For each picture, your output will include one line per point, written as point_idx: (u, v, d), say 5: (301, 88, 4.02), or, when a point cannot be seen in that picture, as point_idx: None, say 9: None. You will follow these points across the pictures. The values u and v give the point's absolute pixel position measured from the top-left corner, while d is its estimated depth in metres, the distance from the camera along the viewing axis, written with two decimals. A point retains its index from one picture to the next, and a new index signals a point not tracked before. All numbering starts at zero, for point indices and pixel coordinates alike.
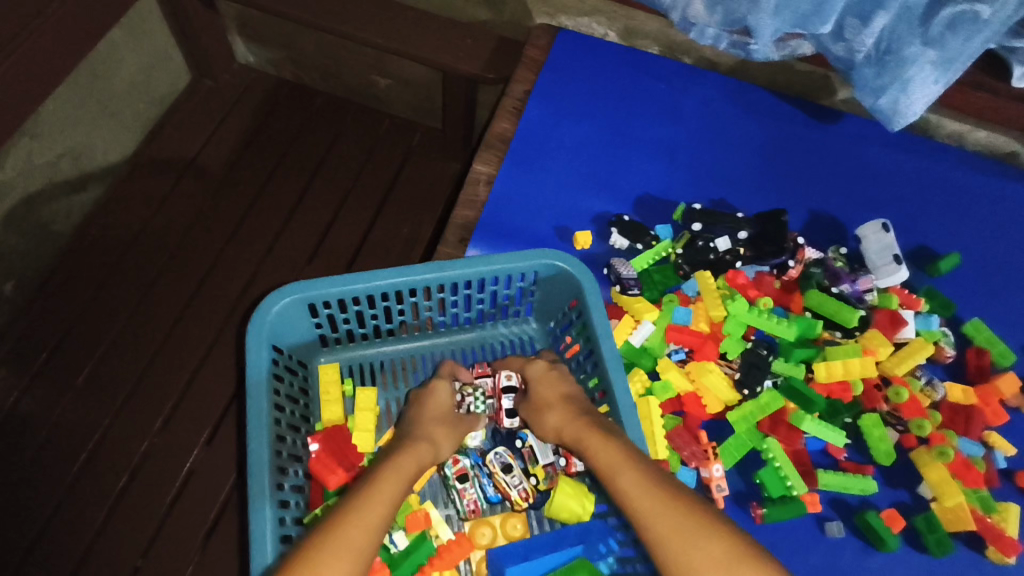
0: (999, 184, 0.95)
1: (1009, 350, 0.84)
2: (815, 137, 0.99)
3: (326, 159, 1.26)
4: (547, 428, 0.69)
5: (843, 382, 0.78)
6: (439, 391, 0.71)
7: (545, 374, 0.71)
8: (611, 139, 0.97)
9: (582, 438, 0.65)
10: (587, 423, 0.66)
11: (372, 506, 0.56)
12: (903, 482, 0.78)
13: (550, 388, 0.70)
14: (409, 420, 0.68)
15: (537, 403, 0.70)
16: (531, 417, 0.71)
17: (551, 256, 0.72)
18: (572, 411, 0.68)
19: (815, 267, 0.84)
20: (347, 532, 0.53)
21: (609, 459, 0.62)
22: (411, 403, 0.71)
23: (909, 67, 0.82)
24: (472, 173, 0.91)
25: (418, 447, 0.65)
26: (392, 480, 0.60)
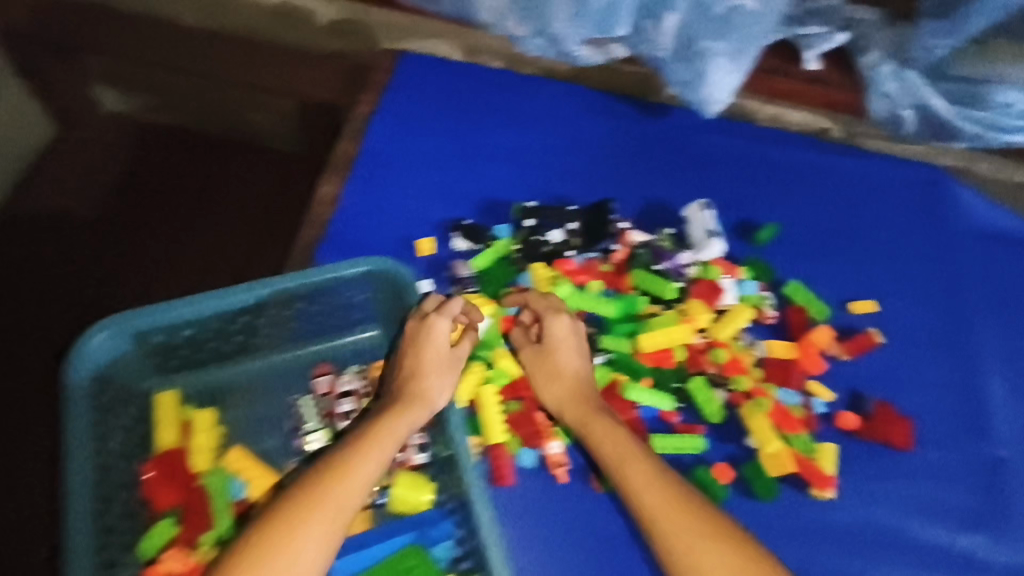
0: (805, 156, 1.09)
1: (824, 305, 0.95)
2: (649, 128, 1.09)
3: (204, 193, 1.28)
4: (546, 396, 0.79)
5: (665, 351, 0.85)
6: (434, 331, 0.74)
7: (568, 338, 0.80)
8: (457, 148, 1.04)
9: (590, 425, 0.75)
10: (593, 408, 0.76)
11: (360, 472, 0.66)
12: (733, 437, 0.84)
13: (567, 358, 0.79)
14: (406, 370, 0.73)
15: (551, 368, 0.79)
16: (542, 372, 0.79)
17: (370, 263, 0.76)
18: (583, 396, 0.77)
19: (641, 248, 0.90)
20: (338, 496, 0.64)
21: (618, 450, 0.73)
22: (407, 346, 0.75)
23: (704, 60, 0.95)
24: (319, 193, 0.96)
25: (412, 406, 0.72)
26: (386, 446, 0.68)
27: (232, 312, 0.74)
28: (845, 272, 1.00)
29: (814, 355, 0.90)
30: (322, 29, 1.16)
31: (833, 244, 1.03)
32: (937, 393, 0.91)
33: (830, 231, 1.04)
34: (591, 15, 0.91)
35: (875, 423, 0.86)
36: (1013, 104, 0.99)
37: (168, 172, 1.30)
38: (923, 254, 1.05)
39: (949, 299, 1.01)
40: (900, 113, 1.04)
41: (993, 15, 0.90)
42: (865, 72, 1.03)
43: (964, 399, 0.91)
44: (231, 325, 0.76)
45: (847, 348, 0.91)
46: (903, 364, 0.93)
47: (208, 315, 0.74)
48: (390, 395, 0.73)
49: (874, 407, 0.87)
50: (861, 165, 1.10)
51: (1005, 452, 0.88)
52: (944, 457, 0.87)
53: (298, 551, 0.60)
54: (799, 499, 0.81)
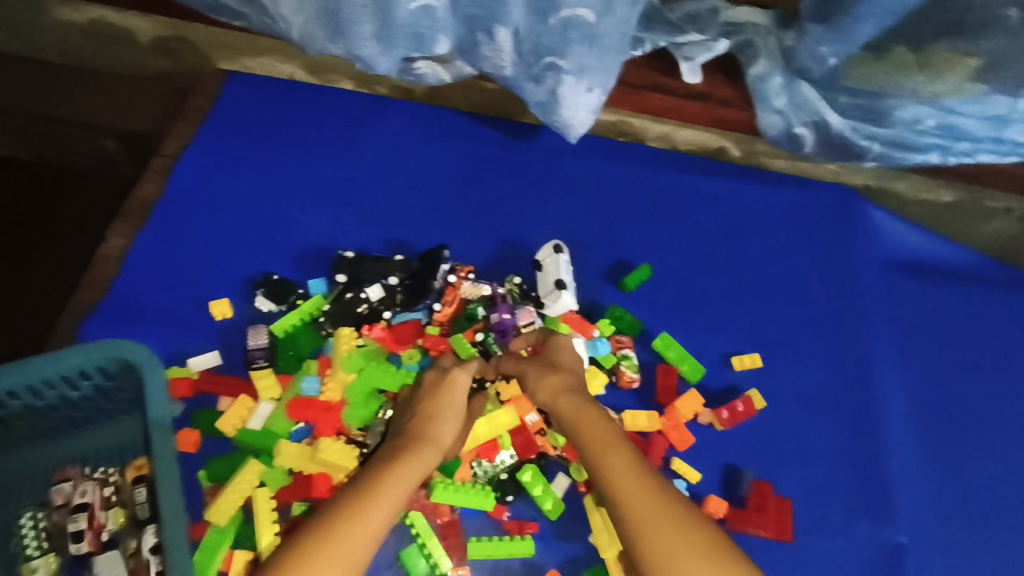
0: (691, 182, 0.96)
1: (699, 364, 0.81)
2: (511, 155, 0.95)
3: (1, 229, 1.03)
4: (538, 390, 0.70)
5: (490, 440, 0.71)
6: (457, 385, 0.69)
7: (566, 347, 0.73)
8: (280, 185, 0.89)
9: (576, 410, 0.67)
10: (579, 395, 0.69)
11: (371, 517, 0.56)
12: (572, 534, 0.71)
13: (567, 359, 0.72)
14: (424, 416, 0.66)
15: (547, 364, 0.71)
16: (532, 370, 0.71)
17: (108, 350, 0.61)
18: (571, 391, 0.69)
19: (477, 307, 0.78)
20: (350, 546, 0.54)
21: (603, 443, 0.64)
22: (425, 394, 0.68)
23: (552, 81, 0.81)
24: (105, 248, 0.82)
25: (423, 450, 0.63)
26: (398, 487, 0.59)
27: None
28: (730, 319, 0.87)
29: (682, 427, 0.76)
30: (140, 47, 0.98)
31: (719, 286, 0.89)
32: (823, 465, 0.79)
33: (716, 269, 0.90)
34: (402, 31, 0.77)
35: (748, 510, 0.73)
36: (924, 120, 0.83)
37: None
38: (825, 292, 0.91)
39: (852, 346, 0.87)
40: (794, 130, 0.90)
41: (885, 22, 0.75)
42: (755, 85, 0.88)
43: (854, 472, 0.79)
44: None
45: (722, 418, 0.77)
46: (785, 431, 0.80)
47: None
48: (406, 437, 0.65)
49: (749, 488, 0.75)
50: (755, 190, 0.96)
51: (900, 536, 0.77)
52: (827, 544, 0.75)
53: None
54: None
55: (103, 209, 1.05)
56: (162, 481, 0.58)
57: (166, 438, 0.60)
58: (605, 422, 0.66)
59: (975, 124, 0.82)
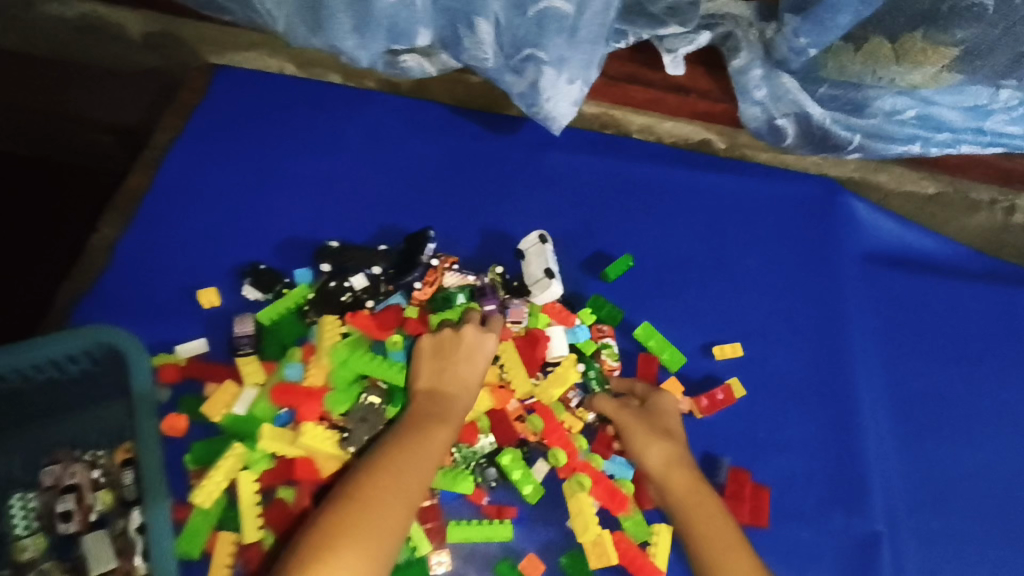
0: (672, 175, 0.97)
1: (678, 352, 0.82)
2: (494, 148, 0.96)
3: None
4: (648, 458, 0.71)
5: (469, 424, 0.72)
6: (484, 347, 0.73)
7: (672, 408, 0.75)
8: (266, 178, 0.90)
9: (686, 485, 0.69)
10: (690, 470, 0.71)
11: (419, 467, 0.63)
12: (551, 519, 0.72)
13: (674, 424, 0.74)
14: (457, 379, 0.71)
15: (658, 429, 0.73)
16: (640, 437, 0.72)
17: (93, 335, 0.62)
18: (680, 465, 0.71)
19: (461, 296, 0.78)
20: (402, 507, 0.60)
21: (713, 530, 0.66)
22: (460, 355, 0.72)
23: (532, 73, 0.82)
24: (95, 239, 0.84)
25: (458, 416, 0.69)
26: (436, 451, 0.65)
27: None
28: (711, 310, 0.87)
29: None
30: (132, 43, 1.00)
31: (699, 277, 0.90)
32: (801, 455, 0.80)
33: (696, 261, 0.91)
34: (382, 25, 0.79)
35: (725, 497, 0.74)
36: (902, 111, 0.85)
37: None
38: (806, 284, 0.92)
39: (832, 338, 0.88)
40: (775, 121, 0.90)
41: (860, 11, 0.75)
42: (735, 78, 0.89)
43: (830, 461, 0.80)
44: None
45: (701, 406, 0.78)
46: (763, 420, 0.81)
47: None
48: (443, 398, 0.70)
49: (726, 475, 0.76)
50: (736, 183, 0.98)
51: (876, 525, 0.78)
52: (805, 533, 0.76)
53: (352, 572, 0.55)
54: None
55: (97, 204, 1.08)
56: (145, 465, 0.60)
57: (149, 419, 0.62)
58: (716, 504, 0.68)
59: (949, 113, 0.84)
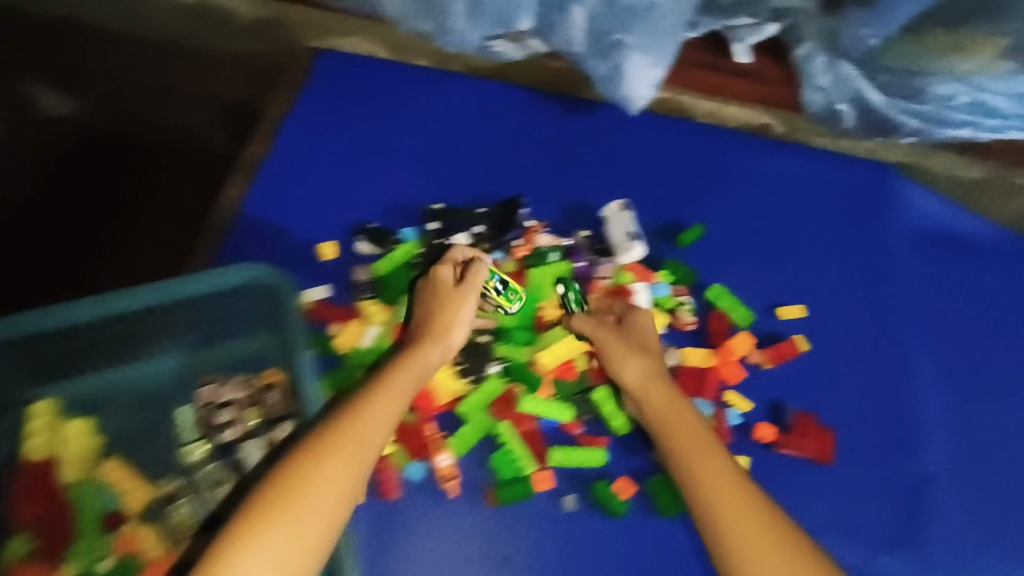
0: (736, 156, 1.05)
1: (747, 310, 0.91)
2: (573, 126, 1.05)
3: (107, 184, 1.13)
4: (625, 372, 0.76)
5: (567, 362, 0.80)
6: (441, 277, 0.77)
7: (646, 321, 0.81)
8: (367, 148, 0.99)
9: (662, 400, 0.74)
10: (664, 386, 0.75)
11: (374, 411, 0.67)
12: (640, 450, 0.80)
13: (649, 338, 0.80)
14: (423, 316, 0.76)
15: (631, 343, 0.78)
16: (620, 351, 0.77)
17: (256, 271, 0.72)
18: (659, 377, 0.75)
19: (495, 279, 0.77)
20: (349, 456, 0.63)
21: (690, 441, 0.71)
22: (428, 297, 0.77)
23: (620, 56, 0.91)
24: (224, 197, 0.94)
25: (428, 351, 0.73)
26: (386, 401, 0.68)
27: (110, 321, 0.70)
28: (774, 275, 0.95)
29: (733, 363, 0.86)
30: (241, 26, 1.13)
31: (764, 247, 0.97)
32: (859, 406, 0.87)
33: (758, 232, 0.99)
34: (490, 11, 0.89)
35: (794, 435, 0.82)
36: (956, 97, 0.92)
37: (61, 163, 1.14)
38: (860, 257, 1.00)
39: (884, 304, 0.96)
40: (836, 106, 0.99)
41: (922, 4, 0.86)
42: (800, 64, 0.98)
43: (884, 413, 0.88)
44: (114, 335, 0.72)
45: (769, 357, 0.87)
46: (825, 374, 0.88)
47: (86, 324, 0.70)
48: (414, 338, 0.75)
49: (793, 419, 0.83)
50: (795, 164, 1.06)
51: (927, 468, 0.85)
52: (863, 472, 0.84)
53: (309, 526, 0.59)
54: None
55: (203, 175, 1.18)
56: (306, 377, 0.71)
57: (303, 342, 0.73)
58: (694, 418, 0.73)
59: (1001, 101, 0.91)
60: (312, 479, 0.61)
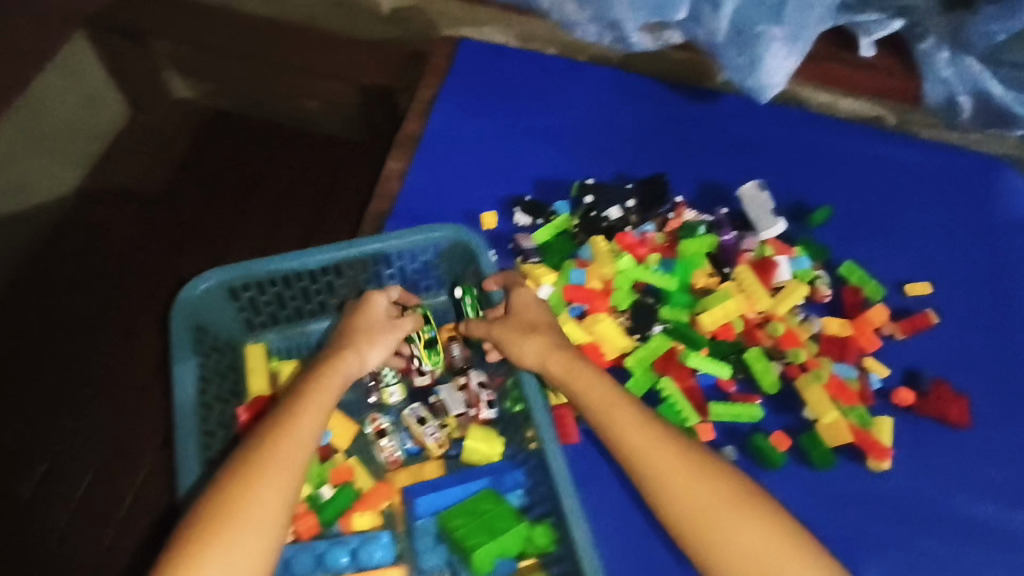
0: (858, 142, 1.09)
1: (878, 285, 0.96)
2: (699, 111, 1.11)
3: (280, 178, 1.34)
4: (525, 356, 0.73)
5: (725, 323, 0.87)
6: (373, 303, 0.75)
7: (530, 301, 0.77)
8: (512, 129, 1.07)
9: (575, 384, 0.72)
10: (576, 362, 0.72)
11: (302, 423, 0.64)
12: (789, 409, 0.86)
13: (535, 315, 0.76)
14: (347, 330, 0.73)
15: (522, 329, 0.75)
16: (513, 340, 0.74)
17: (441, 231, 0.81)
18: (573, 361, 0.73)
19: (430, 332, 0.78)
20: (279, 475, 0.61)
21: (631, 429, 0.68)
22: (347, 318, 0.74)
23: (762, 45, 0.98)
24: (386, 169, 1.02)
25: (345, 357, 0.70)
26: (308, 413, 0.65)
27: (315, 272, 0.80)
28: (899, 252, 1.01)
29: (870, 332, 0.91)
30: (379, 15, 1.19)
31: (886, 228, 1.03)
32: (989, 376, 0.92)
33: (881, 213, 1.04)
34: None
35: (930, 398, 0.87)
36: None
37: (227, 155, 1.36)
38: (982, 239, 1.03)
39: (1006, 282, 1.00)
40: (957, 97, 1.05)
41: None
42: (921, 58, 1.04)
43: (1015, 384, 0.91)
44: (313, 285, 0.82)
45: (902, 328, 0.92)
46: (954, 346, 0.93)
47: (296, 274, 0.79)
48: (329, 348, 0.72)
49: (929, 384, 0.88)
50: (913, 149, 1.09)
51: None
52: (999, 436, 0.88)
53: (254, 545, 0.58)
54: (856, 470, 0.83)
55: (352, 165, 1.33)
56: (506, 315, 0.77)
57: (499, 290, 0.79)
58: (626, 401, 0.70)
59: None
60: (245, 503, 0.59)
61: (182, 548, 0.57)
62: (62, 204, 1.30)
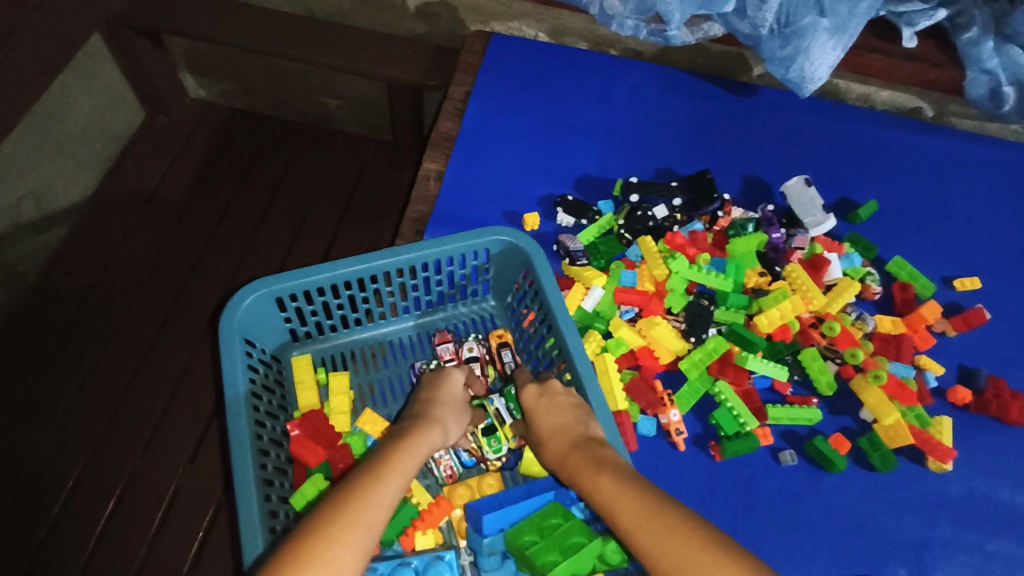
0: (899, 135, 1.08)
1: (929, 281, 0.94)
2: (737, 107, 1.09)
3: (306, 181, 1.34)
4: (545, 454, 0.70)
5: (782, 324, 0.85)
6: (452, 378, 0.74)
7: (537, 401, 0.72)
8: (550, 128, 1.04)
9: (581, 473, 0.65)
10: (586, 455, 0.66)
11: (388, 485, 0.58)
12: (846, 410, 0.85)
13: (547, 416, 0.71)
14: (420, 403, 0.71)
15: (535, 435, 0.71)
16: (534, 442, 0.72)
17: (493, 233, 0.78)
18: (581, 451, 0.67)
19: (487, 419, 0.75)
20: (358, 535, 0.53)
21: (631, 512, 0.58)
22: (424, 389, 0.73)
23: (809, 36, 0.96)
24: (423, 171, 0.99)
25: (431, 429, 0.67)
26: (395, 477, 0.60)
27: (363, 280, 0.77)
28: (948, 248, 0.99)
29: (923, 330, 0.89)
30: (406, 12, 1.18)
31: (933, 223, 1.01)
32: None
33: (926, 207, 1.02)
34: None
35: (987, 397, 0.85)
36: None
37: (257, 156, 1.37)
38: None
39: None
40: (1001, 88, 1.02)
41: None
42: (965, 49, 1.02)
43: None
44: (361, 294, 0.79)
45: (955, 324, 0.91)
46: (1008, 342, 0.92)
47: (344, 282, 0.77)
48: (410, 420, 0.69)
49: (986, 381, 0.87)
50: (954, 142, 1.08)
51: None
52: None
53: None
54: (917, 472, 0.82)
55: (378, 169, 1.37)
56: (564, 322, 0.75)
57: (555, 292, 0.76)
58: (625, 483, 0.61)
59: None
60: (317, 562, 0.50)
61: None
62: (79, 210, 1.27)
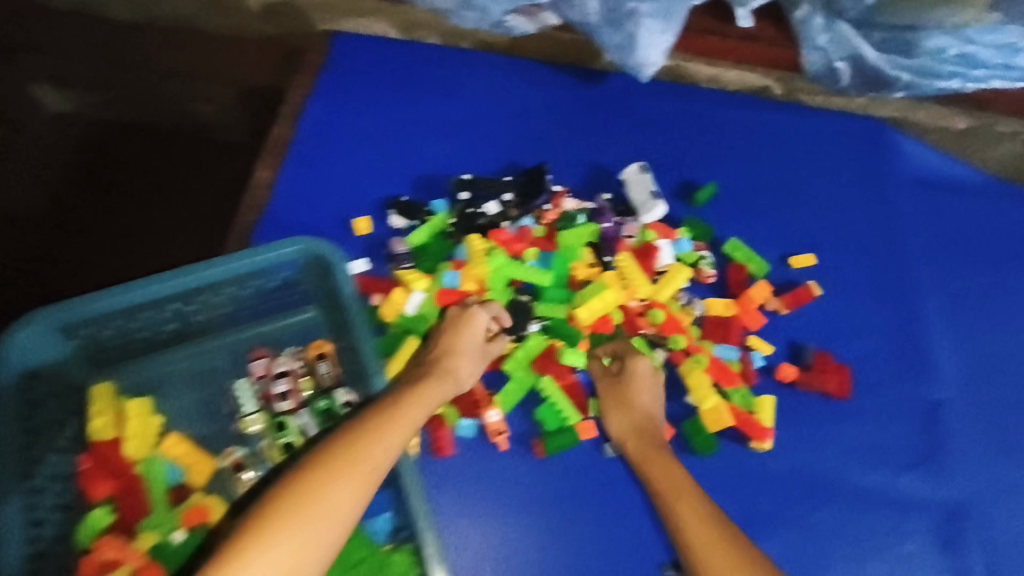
0: (745, 115, 1.08)
1: (763, 262, 0.94)
2: (586, 95, 1.07)
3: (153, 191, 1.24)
4: (612, 422, 0.80)
5: (604, 316, 0.86)
6: (475, 320, 0.80)
7: (643, 374, 0.81)
8: (391, 128, 1.02)
9: (646, 453, 0.77)
10: (654, 446, 0.77)
11: (390, 433, 0.68)
12: (673, 395, 0.86)
13: (642, 394, 0.80)
14: (441, 348, 0.79)
15: (622, 398, 0.80)
16: (611, 403, 0.80)
17: (290, 245, 0.76)
18: (643, 434, 0.78)
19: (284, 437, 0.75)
20: (360, 475, 0.63)
21: (682, 504, 0.71)
22: (446, 327, 0.81)
23: (634, 21, 0.96)
24: (254, 179, 0.96)
25: (443, 381, 0.75)
26: (402, 425, 0.69)
27: (158, 301, 0.75)
28: (787, 227, 1.00)
29: (754, 310, 0.89)
30: (252, 13, 1.13)
31: (774, 202, 1.02)
32: (874, 340, 0.93)
33: (766, 187, 1.03)
34: None
35: (813, 371, 0.87)
36: (946, 49, 0.97)
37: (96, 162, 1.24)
38: (868, 204, 1.03)
39: (890, 246, 1.00)
40: (834, 64, 1.02)
41: None
42: (799, 27, 1.01)
43: (899, 348, 0.92)
44: (162, 316, 0.77)
45: (786, 302, 0.91)
46: (839, 316, 0.94)
47: (136, 305, 0.74)
48: (427, 366, 0.77)
49: (813, 357, 0.88)
50: (802, 122, 1.08)
51: (941, 395, 0.90)
52: (883, 401, 0.89)
53: (328, 523, 0.59)
54: (740, 452, 0.83)
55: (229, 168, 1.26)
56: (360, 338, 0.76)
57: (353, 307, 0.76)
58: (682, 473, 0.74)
59: (987, 52, 0.97)
60: (326, 487, 0.61)
61: (265, 510, 0.59)
62: None
